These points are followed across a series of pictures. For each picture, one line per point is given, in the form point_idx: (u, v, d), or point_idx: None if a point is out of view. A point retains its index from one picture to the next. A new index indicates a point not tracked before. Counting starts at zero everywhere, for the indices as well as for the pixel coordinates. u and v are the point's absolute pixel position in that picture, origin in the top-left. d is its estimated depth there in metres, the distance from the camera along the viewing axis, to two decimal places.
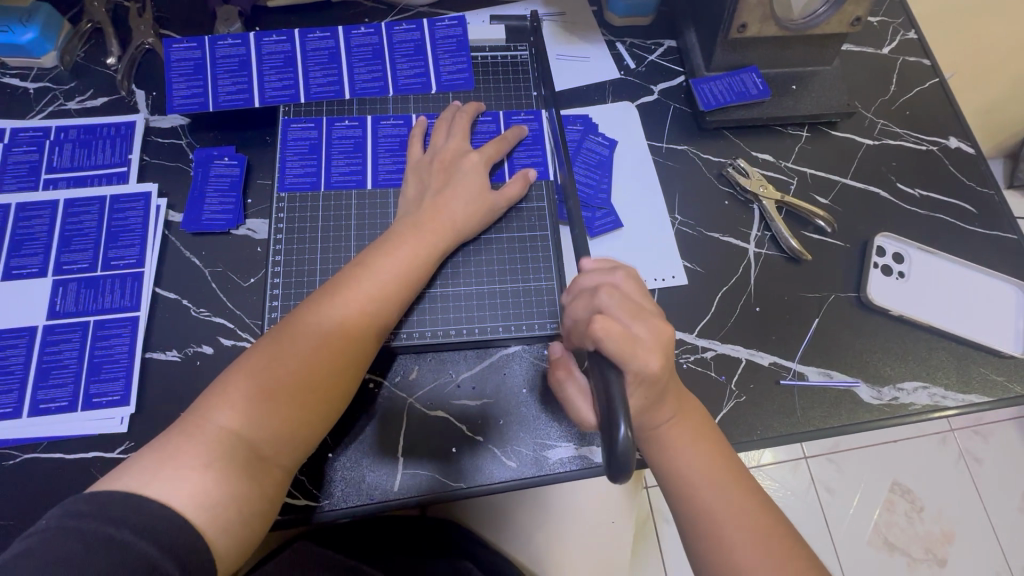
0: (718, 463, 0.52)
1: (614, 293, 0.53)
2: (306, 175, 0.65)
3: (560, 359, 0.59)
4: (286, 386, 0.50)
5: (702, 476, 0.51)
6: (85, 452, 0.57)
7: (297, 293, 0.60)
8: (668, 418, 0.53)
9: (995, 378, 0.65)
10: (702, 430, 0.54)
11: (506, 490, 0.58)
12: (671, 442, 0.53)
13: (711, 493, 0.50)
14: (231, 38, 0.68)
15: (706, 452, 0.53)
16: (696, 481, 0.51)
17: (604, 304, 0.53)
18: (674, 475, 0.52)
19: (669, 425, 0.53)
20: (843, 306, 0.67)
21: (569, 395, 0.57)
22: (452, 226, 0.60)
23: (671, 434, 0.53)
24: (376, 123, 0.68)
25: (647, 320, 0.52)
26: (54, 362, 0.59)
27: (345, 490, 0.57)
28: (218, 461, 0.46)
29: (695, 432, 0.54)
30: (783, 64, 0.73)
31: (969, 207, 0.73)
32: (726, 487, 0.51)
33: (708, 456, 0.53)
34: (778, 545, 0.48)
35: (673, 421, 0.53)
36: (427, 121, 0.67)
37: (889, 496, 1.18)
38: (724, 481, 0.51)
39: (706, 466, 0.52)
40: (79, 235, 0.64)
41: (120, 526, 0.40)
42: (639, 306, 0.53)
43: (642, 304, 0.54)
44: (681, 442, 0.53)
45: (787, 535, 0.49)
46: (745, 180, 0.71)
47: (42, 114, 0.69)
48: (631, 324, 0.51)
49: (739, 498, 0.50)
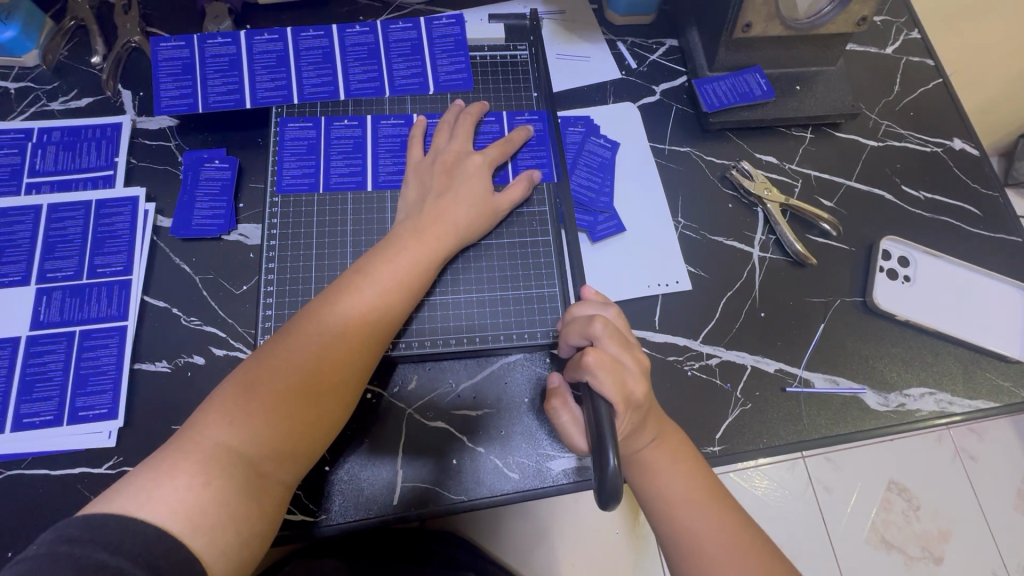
0: (698, 481, 0.52)
1: (607, 323, 0.52)
2: (304, 176, 0.63)
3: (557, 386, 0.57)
4: (285, 401, 0.48)
5: (683, 498, 0.51)
6: (72, 468, 0.54)
7: (292, 302, 0.58)
8: (649, 441, 0.52)
9: (1001, 383, 0.64)
10: (683, 449, 0.53)
11: (508, 503, 0.57)
12: (653, 464, 0.52)
13: (690, 515, 0.50)
14: (221, 37, 0.66)
15: (688, 471, 0.52)
16: (677, 504, 0.51)
17: (597, 336, 0.51)
18: (656, 497, 0.51)
19: (649, 447, 0.52)
20: (849, 312, 0.66)
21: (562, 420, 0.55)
22: (453, 230, 0.58)
23: (653, 455, 0.52)
24: (375, 123, 0.66)
25: (633, 351, 0.52)
26: (39, 374, 0.57)
27: (344, 505, 0.56)
28: (215, 478, 0.44)
29: (676, 451, 0.52)
30: (787, 64, 0.72)
31: (974, 210, 0.72)
32: (707, 507, 0.51)
33: (689, 474, 0.52)
34: (759, 564, 0.48)
35: (652, 443, 0.52)
36: (427, 121, 0.66)
37: (887, 494, 1.18)
38: (704, 501, 0.51)
39: (687, 487, 0.51)
40: (63, 242, 0.61)
41: (112, 552, 0.38)
42: (624, 336, 0.53)
43: (630, 337, 0.53)
44: (662, 464, 0.52)
45: (767, 552, 0.49)
46: (749, 183, 0.70)
47: (24, 115, 0.67)
48: (621, 355, 0.51)
49: (719, 518, 0.50)
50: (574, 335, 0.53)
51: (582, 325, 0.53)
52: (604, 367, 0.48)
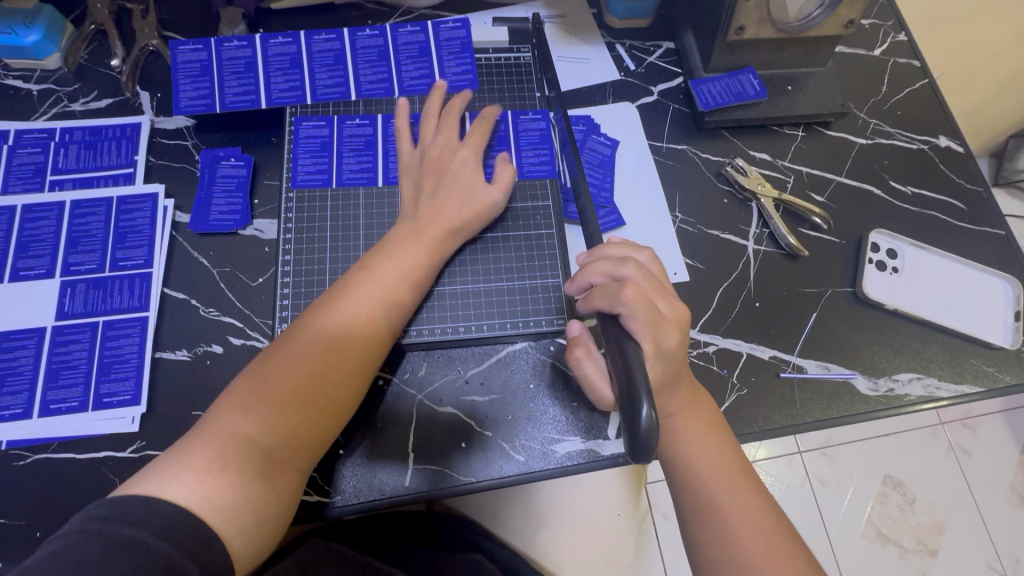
0: (727, 454, 0.55)
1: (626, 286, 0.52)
2: (317, 172, 0.66)
3: (579, 338, 0.59)
4: (297, 391, 0.51)
5: (709, 468, 0.54)
6: (97, 451, 0.57)
7: (307, 293, 0.61)
8: (677, 409, 0.55)
9: (986, 368, 0.67)
10: (713, 425, 0.56)
11: (513, 484, 0.60)
12: (679, 433, 0.55)
13: (719, 484, 0.53)
14: (237, 40, 0.69)
15: (718, 445, 0.55)
16: (706, 473, 0.54)
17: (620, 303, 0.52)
18: (685, 465, 0.54)
19: (678, 417, 0.55)
20: (840, 301, 0.69)
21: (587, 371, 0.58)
22: (451, 226, 0.61)
23: (684, 425, 0.55)
24: (386, 121, 0.68)
25: (659, 302, 0.53)
26: (64, 362, 0.59)
27: (357, 486, 0.58)
28: (231, 466, 0.47)
29: (706, 424, 0.56)
30: (778, 65, 0.75)
31: (959, 204, 0.75)
32: (733, 479, 0.53)
33: (716, 450, 0.55)
34: (779, 535, 0.51)
35: (686, 412, 0.55)
36: (410, 115, 0.68)
37: (882, 488, 1.21)
38: (730, 474, 0.54)
39: (716, 458, 0.54)
40: (86, 237, 0.64)
41: (140, 529, 0.40)
42: (659, 283, 0.56)
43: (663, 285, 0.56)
44: (695, 434, 0.55)
45: (785, 526, 0.52)
46: (744, 179, 0.72)
47: (47, 116, 0.69)
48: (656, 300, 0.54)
49: (742, 490, 0.53)
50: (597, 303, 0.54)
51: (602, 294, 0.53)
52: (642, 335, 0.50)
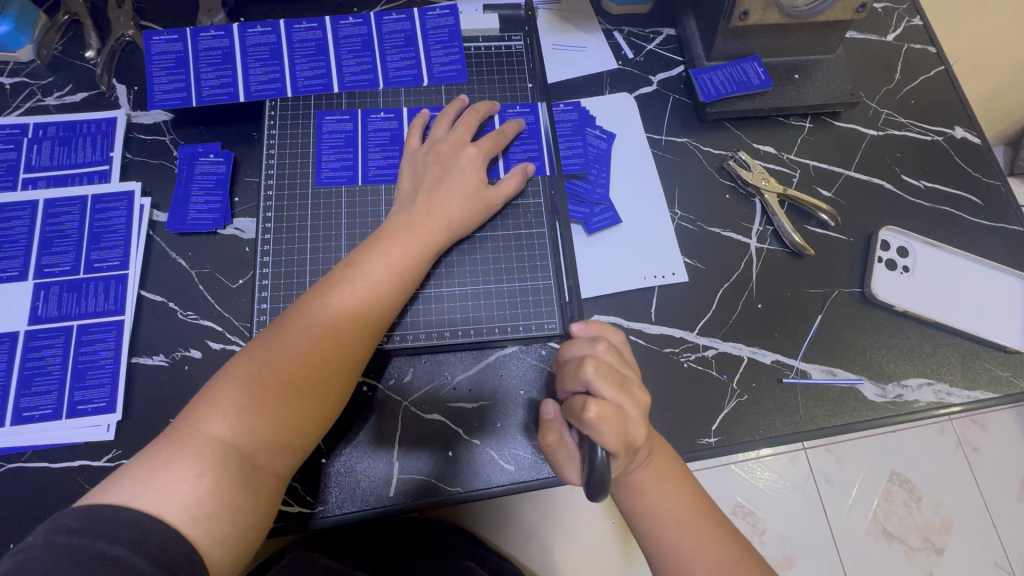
0: (688, 498, 0.51)
1: (599, 363, 0.48)
2: (342, 169, 0.63)
3: (552, 422, 0.53)
4: (276, 393, 0.48)
5: (672, 517, 0.50)
6: (71, 461, 0.55)
7: (286, 295, 0.58)
8: (640, 461, 0.51)
9: (1000, 373, 0.64)
10: (675, 467, 0.52)
11: (503, 494, 0.57)
12: (641, 484, 0.51)
13: (683, 536, 0.49)
14: (214, 30, 0.66)
15: (678, 489, 0.51)
16: (667, 524, 0.50)
17: (590, 379, 0.47)
18: (644, 517, 0.50)
19: (639, 468, 0.51)
20: (846, 302, 0.66)
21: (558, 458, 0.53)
22: (445, 223, 0.58)
23: (642, 477, 0.51)
24: (412, 115, 0.66)
25: (632, 391, 0.48)
26: (38, 368, 0.57)
27: (340, 496, 0.56)
28: (211, 473, 0.44)
29: (664, 471, 0.52)
30: (784, 53, 0.71)
31: (975, 199, 0.71)
32: (697, 526, 0.50)
33: (678, 493, 0.51)
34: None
35: (645, 463, 0.51)
36: (430, 114, 0.65)
37: (888, 486, 1.16)
38: (694, 519, 0.50)
39: (677, 505, 0.50)
40: (60, 237, 0.61)
41: (111, 541, 0.38)
42: (625, 358, 0.52)
43: (628, 363, 0.52)
44: (652, 484, 0.51)
45: (757, 564, 0.48)
46: (746, 173, 0.69)
47: (20, 110, 0.67)
48: (623, 371, 0.50)
49: (707, 535, 0.49)
50: (569, 380, 0.50)
51: (573, 367, 0.49)
52: (606, 419, 0.45)
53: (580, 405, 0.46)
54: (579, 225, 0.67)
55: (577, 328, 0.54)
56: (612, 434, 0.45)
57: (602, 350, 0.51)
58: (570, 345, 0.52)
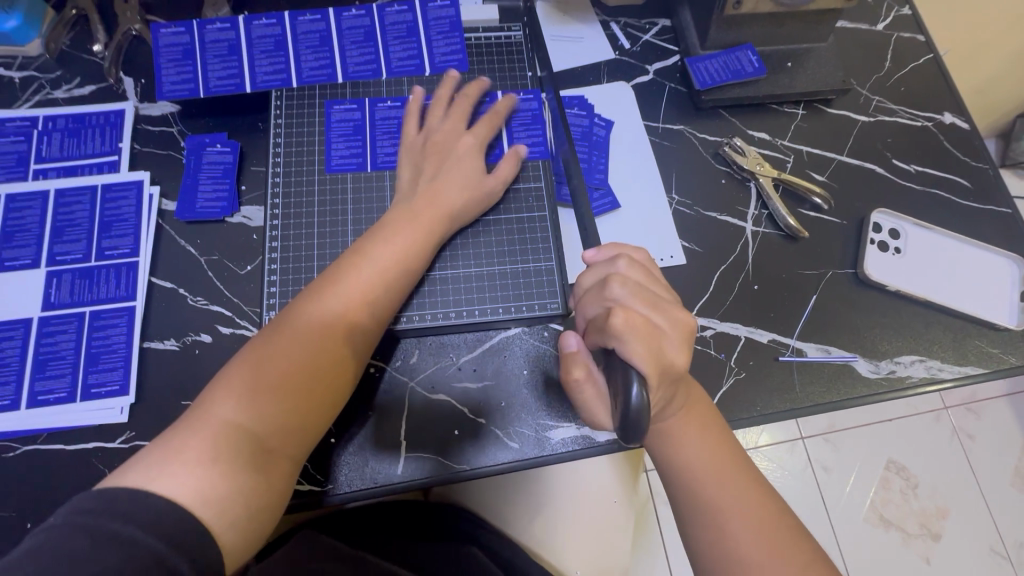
0: (723, 454, 0.52)
1: (625, 282, 0.50)
2: (351, 156, 0.65)
3: (575, 355, 0.52)
4: (289, 378, 0.50)
5: (707, 467, 0.51)
6: (86, 442, 0.56)
7: (295, 279, 0.60)
8: (677, 409, 0.53)
9: (990, 350, 0.66)
10: (710, 423, 0.54)
11: (508, 471, 0.59)
12: (679, 430, 0.53)
13: (717, 487, 0.50)
14: (219, 22, 0.67)
15: (714, 444, 0.53)
16: (701, 474, 0.51)
17: (617, 297, 0.50)
18: (679, 466, 0.52)
19: (677, 415, 0.53)
20: (839, 283, 0.67)
21: (585, 393, 0.53)
22: (447, 211, 0.59)
23: (679, 425, 0.53)
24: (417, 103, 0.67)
25: (665, 309, 0.50)
26: (51, 353, 0.58)
27: (350, 475, 0.57)
28: (223, 457, 0.45)
29: (702, 424, 0.54)
30: (778, 41, 0.73)
31: (965, 182, 0.73)
32: (730, 479, 0.50)
33: (714, 447, 0.52)
34: (781, 539, 0.47)
35: (680, 412, 0.53)
36: (423, 99, 0.66)
37: (884, 474, 1.19)
38: (728, 476, 0.51)
39: (711, 457, 0.52)
40: (71, 226, 0.63)
41: (126, 522, 0.39)
42: (653, 276, 0.53)
43: (658, 289, 0.52)
44: (687, 432, 0.53)
45: (788, 521, 0.49)
46: (742, 159, 0.71)
47: (29, 103, 0.68)
48: (653, 300, 0.50)
49: (743, 491, 0.50)
50: (593, 302, 0.51)
51: (597, 290, 0.51)
52: (633, 330, 0.47)
53: (605, 318, 0.49)
54: (567, 209, 0.68)
55: (591, 254, 0.55)
56: (642, 347, 0.47)
57: (626, 267, 0.52)
58: (591, 270, 0.54)
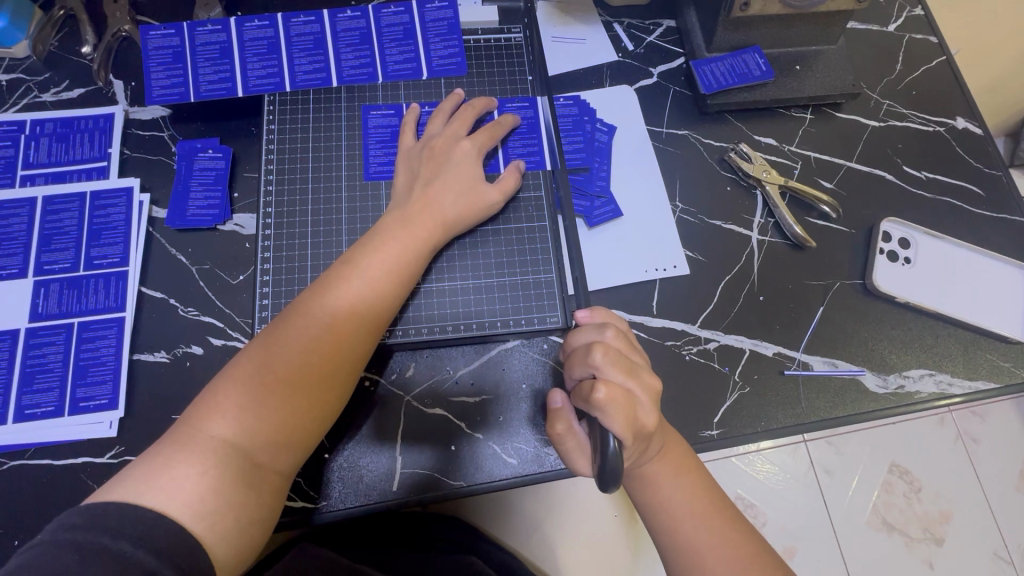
0: (701, 493, 0.51)
1: (608, 349, 0.48)
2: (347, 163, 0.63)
3: (560, 410, 0.53)
4: (275, 391, 0.48)
5: (686, 510, 0.50)
6: (74, 458, 0.55)
7: (288, 291, 0.58)
8: (655, 453, 0.51)
9: (1001, 363, 0.64)
10: (687, 462, 0.52)
11: (506, 488, 0.57)
12: (658, 475, 0.51)
13: (697, 529, 0.49)
14: (211, 24, 0.65)
15: (692, 484, 0.51)
16: (683, 518, 0.49)
17: (599, 365, 0.48)
18: (659, 509, 0.50)
19: (654, 460, 0.51)
20: (847, 294, 0.66)
21: (568, 447, 0.53)
22: (441, 219, 0.57)
23: (657, 469, 0.51)
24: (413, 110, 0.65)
25: (642, 376, 0.49)
26: (38, 366, 0.57)
27: (344, 491, 0.56)
28: (211, 471, 0.44)
29: (679, 465, 0.52)
30: (786, 44, 0.71)
31: (977, 189, 0.71)
32: (710, 520, 0.49)
33: (692, 487, 0.51)
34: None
35: (658, 456, 0.51)
36: (421, 109, 0.65)
37: (889, 478, 1.17)
38: (708, 515, 0.50)
39: (692, 501, 0.50)
40: (59, 233, 0.61)
41: (114, 537, 0.38)
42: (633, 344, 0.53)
43: (636, 359, 0.51)
44: (667, 477, 0.51)
45: (771, 561, 0.48)
46: (748, 165, 0.69)
47: (16, 107, 0.66)
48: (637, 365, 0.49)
49: (722, 532, 0.49)
50: (578, 366, 0.50)
51: (582, 354, 0.50)
52: (616, 402, 0.45)
53: (589, 389, 0.47)
54: (580, 219, 0.67)
55: (583, 316, 0.55)
56: (621, 418, 0.45)
57: (611, 336, 0.51)
58: (579, 333, 0.53)
